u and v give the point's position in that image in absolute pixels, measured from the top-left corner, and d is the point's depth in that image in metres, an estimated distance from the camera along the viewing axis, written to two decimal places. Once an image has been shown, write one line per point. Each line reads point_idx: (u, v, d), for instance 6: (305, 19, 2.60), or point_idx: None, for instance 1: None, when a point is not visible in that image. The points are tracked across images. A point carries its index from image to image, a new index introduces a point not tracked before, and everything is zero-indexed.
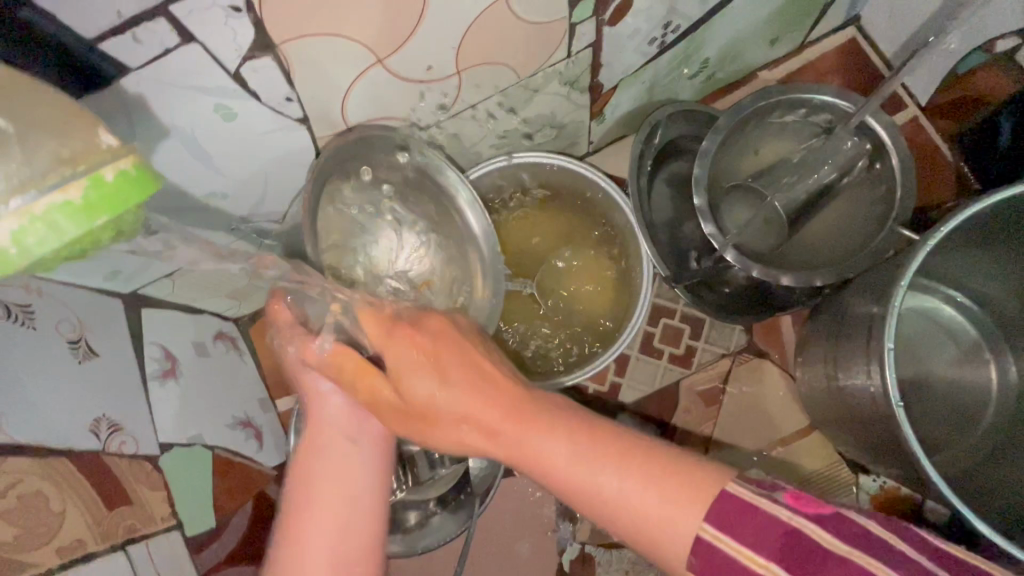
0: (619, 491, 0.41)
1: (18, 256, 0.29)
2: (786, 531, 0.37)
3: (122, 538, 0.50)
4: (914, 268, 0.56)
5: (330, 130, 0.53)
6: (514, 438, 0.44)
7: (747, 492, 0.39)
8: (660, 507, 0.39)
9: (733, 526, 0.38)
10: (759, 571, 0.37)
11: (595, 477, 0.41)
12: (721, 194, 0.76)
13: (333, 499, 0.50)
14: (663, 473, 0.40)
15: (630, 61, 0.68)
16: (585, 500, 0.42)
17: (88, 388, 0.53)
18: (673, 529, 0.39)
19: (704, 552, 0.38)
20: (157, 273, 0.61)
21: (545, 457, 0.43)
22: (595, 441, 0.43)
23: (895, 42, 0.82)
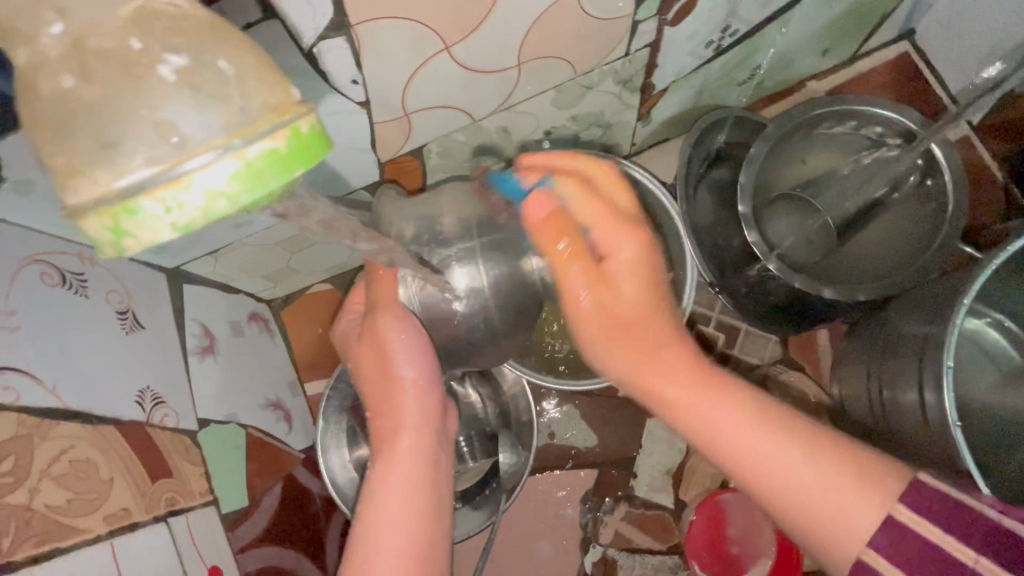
0: (796, 467, 0.43)
1: (231, 205, 0.28)
2: (980, 522, 0.38)
3: (163, 510, 0.50)
4: (977, 288, 0.55)
5: (388, 116, 0.53)
6: (697, 401, 0.47)
7: (942, 484, 0.40)
8: (840, 488, 0.42)
9: (936, 514, 0.39)
10: (944, 552, 0.38)
11: (762, 443, 0.44)
12: (765, 203, 0.75)
13: (400, 484, 0.52)
14: (836, 454, 0.43)
15: (684, 63, 0.67)
16: (754, 463, 0.45)
17: (135, 360, 0.54)
18: (856, 517, 0.41)
19: (891, 533, 0.40)
20: (202, 249, 0.62)
21: (716, 424, 0.46)
22: (766, 410, 0.46)
23: (950, 58, 0.81)
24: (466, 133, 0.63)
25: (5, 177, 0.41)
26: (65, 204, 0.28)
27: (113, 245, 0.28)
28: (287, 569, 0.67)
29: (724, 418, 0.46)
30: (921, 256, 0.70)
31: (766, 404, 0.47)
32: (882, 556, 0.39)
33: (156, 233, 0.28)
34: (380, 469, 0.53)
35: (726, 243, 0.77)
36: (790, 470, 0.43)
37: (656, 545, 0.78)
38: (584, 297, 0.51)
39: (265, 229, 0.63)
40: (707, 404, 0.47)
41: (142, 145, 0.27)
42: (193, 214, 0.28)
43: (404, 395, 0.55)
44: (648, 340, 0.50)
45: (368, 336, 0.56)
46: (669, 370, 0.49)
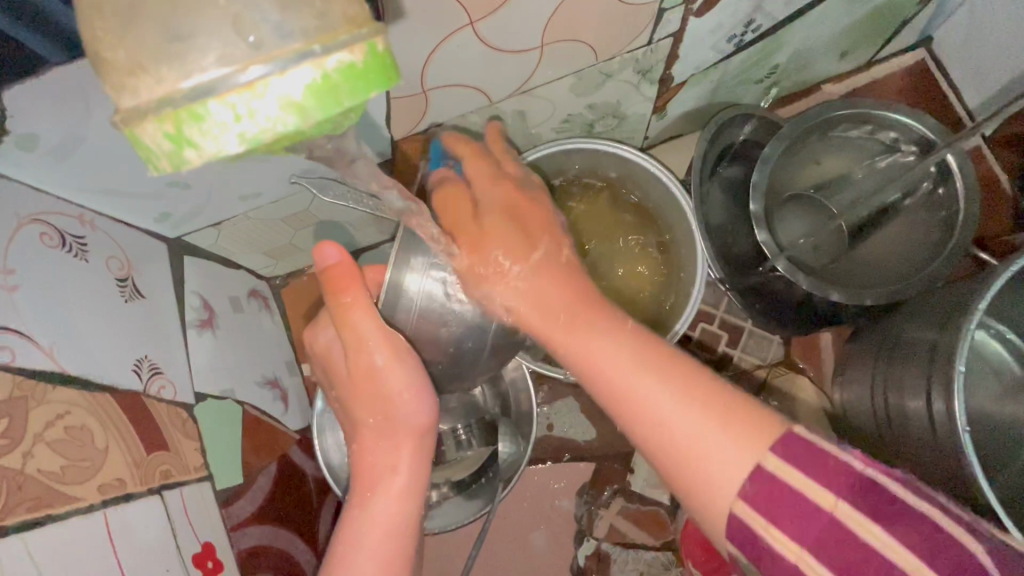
0: (686, 420, 0.39)
1: (305, 117, 0.27)
2: (859, 475, 0.35)
3: (158, 483, 0.49)
4: (991, 295, 0.54)
5: (405, 92, 0.52)
6: (565, 330, 0.46)
7: (815, 436, 0.37)
8: (713, 440, 0.38)
9: (802, 464, 0.36)
10: (822, 510, 0.35)
11: (637, 385, 0.42)
12: (776, 204, 0.75)
13: (383, 513, 0.51)
14: (730, 412, 0.39)
15: (704, 57, 0.66)
16: (627, 409, 0.42)
17: (133, 329, 0.52)
18: (723, 474, 0.38)
19: (755, 485, 0.36)
20: (206, 221, 0.60)
21: (605, 365, 0.43)
22: (646, 348, 0.43)
23: (967, 68, 0.81)
24: (482, 115, 0.62)
25: (9, 130, 0.39)
26: (122, 109, 0.27)
27: (171, 157, 0.28)
28: (281, 549, 0.66)
29: (624, 361, 0.43)
30: (930, 263, 0.70)
31: (642, 341, 0.44)
32: (798, 489, 0.35)
33: (221, 145, 0.27)
34: (363, 494, 0.52)
35: (736, 242, 0.76)
36: (667, 407, 0.40)
37: (651, 541, 0.78)
38: (508, 262, 0.48)
39: (271, 203, 0.62)
40: (614, 349, 0.43)
41: (217, 41, 0.26)
42: (265, 123, 0.27)
43: (399, 422, 0.53)
44: (548, 239, 0.50)
45: (357, 369, 0.52)
46: (554, 283, 0.47)
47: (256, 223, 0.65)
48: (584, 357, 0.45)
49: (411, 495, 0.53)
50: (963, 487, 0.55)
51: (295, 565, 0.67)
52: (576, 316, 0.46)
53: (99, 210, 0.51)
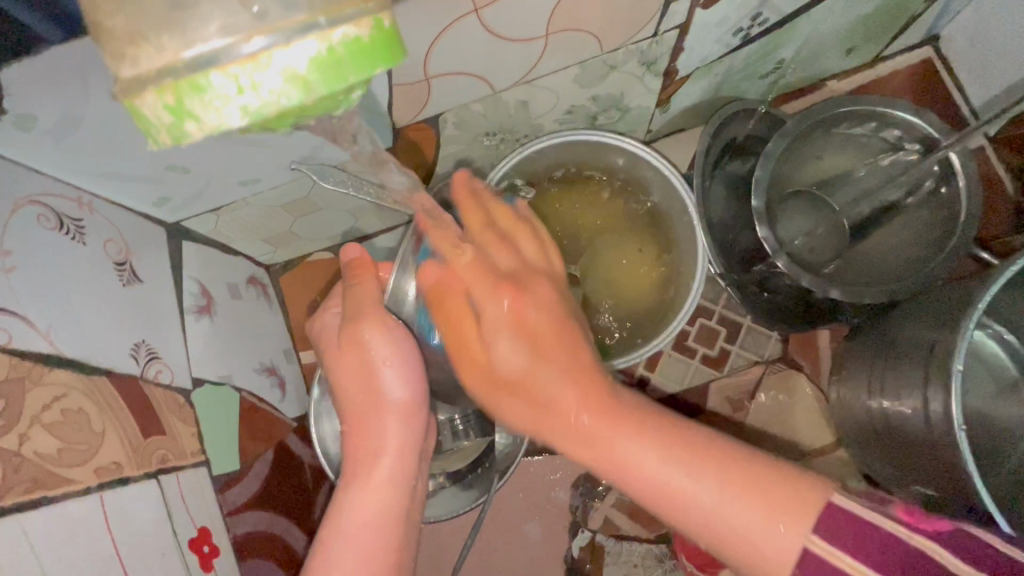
0: (728, 509, 0.39)
1: (307, 90, 0.28)
2: (898, 555, 0.38)
3: (155, 467, 0.49)
4: (990, 295, 0.54)
5: (407, 79, 0.51)
6: (584, 410, 0.44)
7: (856, 506, 0.39)
8: (759, 525, 0.39)
9: (845, 538, 0.38)
10: (886, 571, 0.37)
11: (669, 478, 0.41)
12: (778, 199, 0.74)
13: (374, 502, 0.50)
14: (747, 480, 0.40)
15: (710, 50, 0.66)
16: (663, 505, 0.41)
17: (130, 313, 0.52)
18: (766, 549, 0.39)
19: (809, 568, 0.38)
20: (205, 206, 0.60)
21: (638, 462, 0.42)
22: (663, 431, 0.42)
23: (972, 67, 0.80)
24: (485, 104, 0.61)
25: (7, 109, 0.39)
26: (125, 81, 0.27)
27: (172, 130, 0.28)
28: (276, 535, 0.66)
29: (646, 453, 0.41)
30: (930, 262, 0.70)
31: (659, 425, 0.43)
32: (833, 554, 0.38)
33: (223, 119, 0.28)
34: (349, 480, 0.51)
35: (736, 239, 0.76)
36: (701, 492, 0.40)
37: (644, 534, 0.78)
38: (502, 346, 0.45)
39: (270, 189, 0.61)
40: (632, 443, 0.42)
41: (221, 12, 0.27)
42: (268, 97, 0.27)
43: (387, 405, 0.52)
44: (558, 335, 0.46)
45: (351, 350, 0.53)
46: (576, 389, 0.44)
47: (255, 209, 0.64)
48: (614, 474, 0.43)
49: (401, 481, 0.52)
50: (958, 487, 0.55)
51: (290, 551, 0.67)
52: (602, 431, 0.42)
53: (97, 192, 0.51)
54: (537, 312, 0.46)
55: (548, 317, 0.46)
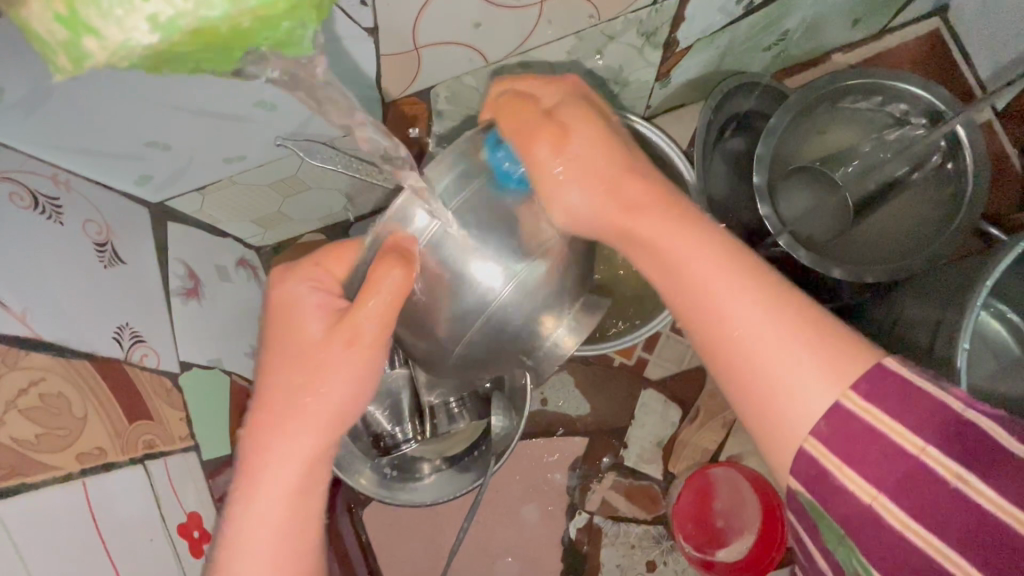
0: (767, 349, 0.36)
1: (230, 0, 0.24)
2: (955, 422, 0.34)
3: (141, 452, 0.48)
4: (998, 274, 0.53)
5: (396, 50, 0.49)
6: (659, 240, 0.41)
7: (908, 373, 0.35)
8: (800, 381, 0.35)
9: (889, 403, 0.34)
10: (910, 455, 0.34)
11: (734, 307, 0.38)
12: (780, 176, 0.72)
13: (274, 506, 0.43)
14: (815, 341, 0.36)
15: (712, 19, 0.63)
16: (716, 341, 0.39)
17: (113, 296, 0.51)
18: (797, 409, 0.36)
19: (834, 425, 0.35)
20: (190, 185, 0.58)
21: (695, 274, 0.40)
22: (744, 270, 0.39)
23: (982, 37, 0.78)
24: (478, 77, 0.58)
25: None
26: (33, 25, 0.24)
27: (72, 50, 0.24)
28: None
29: (707, 279, 0.39)
30: (935, 239, 0.68)
31: (767, 282, 0.39)
32: (892, 426, 0.34)
33: (130, 33, 0.24)
34: (260, 461, 0.44)
35: (738, 219, 0.74)
36: (766, 348, 0.36)
37: (641, 515, 0.78)
38: (577, 198, 0.42)
39: (257, 167, 0.59)
40: (700, 260, 0.40)
41: None
42: (184, 5, 0.24)
43: (319, 403, 0.44)
44: (617, 196, 0.42)
45: (314, 351, 0.44)
46: (696, 252, 0.40)
47: (242, 188, 0.62)
48: (680, 292, 0.41)
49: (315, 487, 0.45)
50: None
51: None
52: (665, 246, 0.41)
53: (73, 169, 0.49)
54: (646, 193, 0.42)
55: (677, 211, 0.42)
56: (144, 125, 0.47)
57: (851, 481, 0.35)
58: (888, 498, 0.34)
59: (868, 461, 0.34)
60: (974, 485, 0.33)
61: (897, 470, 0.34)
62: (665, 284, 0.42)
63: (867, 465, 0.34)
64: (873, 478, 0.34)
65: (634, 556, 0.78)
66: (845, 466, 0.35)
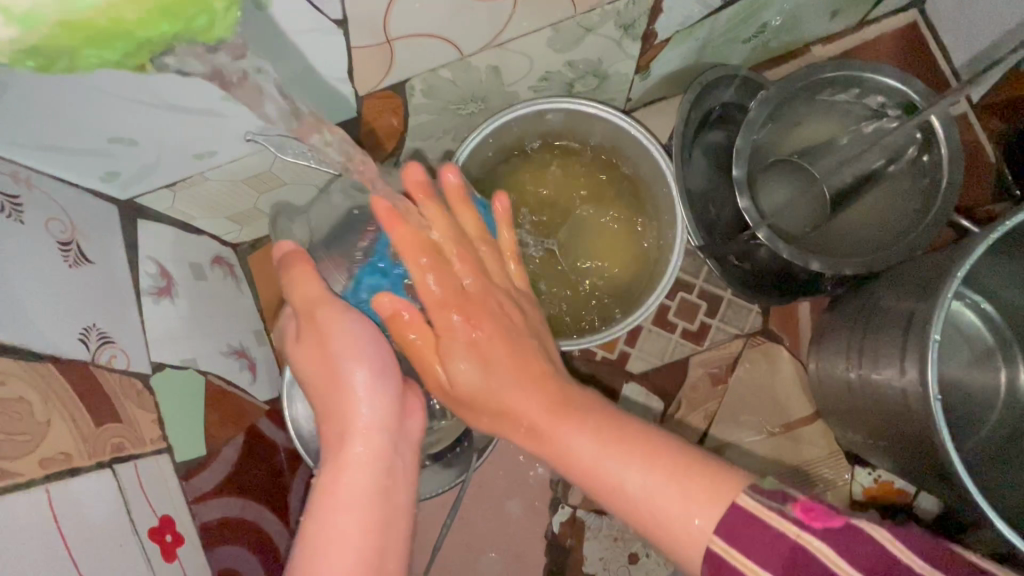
0: (630, 480, 0.39)
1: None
2: (792, 547, 0.36)
3: (109, 456, 0.47)
4: (969, 264, 0.53)
5: (367, 42, 0.47)
6: (536, 419, 0.43)
7: (755, 502, 0.37)
8: (667, 507, 0.38)
9: (741, 542, 0.36)
10: (786, 538, 0.36)
11: (603, 461, 0.40)
12: (760, 169, 0.72)
13: (356, 485, 0.45)
14: (682, 469, 0.38)
15: (690, 11, 0.63)
16: (602, 492, 0.40)
17: (79, 297, 0.49)
18: (687, 534, 0.37)
19: (711, 560, 0.37)
20: (159, 181, 0.56)
21: (573, 457, 0.41)
22: (601, 414, 0.42)
23: (957, 30, 0.78)
24: (453, 70, 0.57)
25: None
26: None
27: None
28: (249, 520, 0.64)
29: (579, 437, 0.41)
30: (911, 232, 0.69)
31: (610, 418, 0.42)
32: (745, 565, 0.36)
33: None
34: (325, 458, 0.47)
35: (717, 212, 0.74)
36: (634, 482, 0.39)
37: None
38: (464, 369, 0.44)
39: (229, 162, 0.58)
40: (574, 435, 0.41)
41: None
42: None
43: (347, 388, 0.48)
44: (536, 407, 0.43)
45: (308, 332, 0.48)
46: (569, 424, 0.42)
47: (214, 184, 0.61)
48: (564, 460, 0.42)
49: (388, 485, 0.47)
50: (933, 455, 0.55)
51: (263, 536, 0.66)
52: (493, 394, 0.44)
53: (35, 166, 0.48)
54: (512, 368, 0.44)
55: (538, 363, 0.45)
56: (105, 121, 0.45)
57: (741, 566, 0.36)
58: None
59: (754, 547, 0.36)
60: (834, 557, 0.35)
61: (780, 552, 0.36)
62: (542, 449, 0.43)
63: (757, 550, 0.36)
64: (765, 564, 0.36)
65: (617, 549, 0.78)
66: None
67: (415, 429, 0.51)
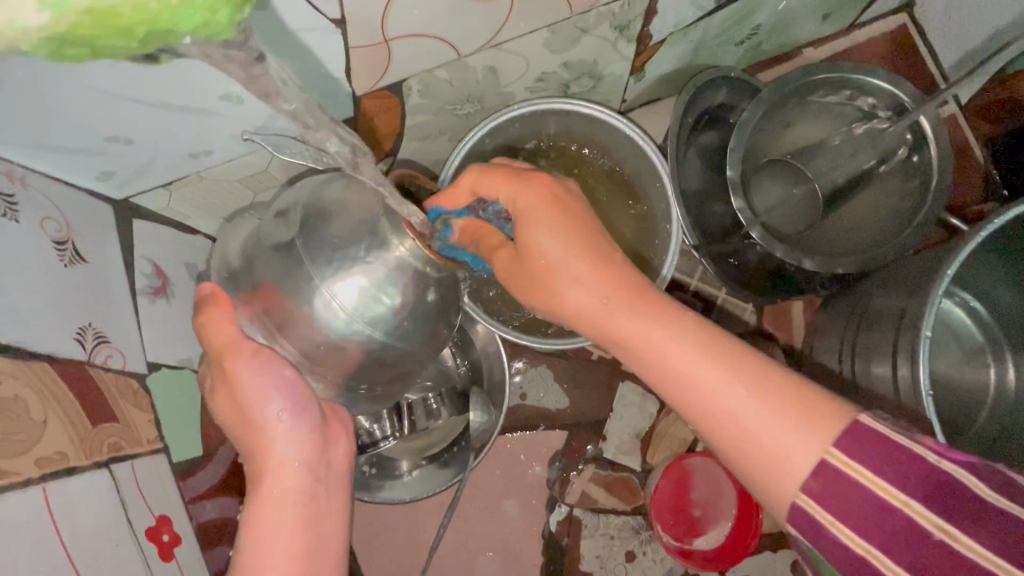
0: (740, 402, 0.38)
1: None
2: (894, 521, 0.35)
3: (106, 456, 0.47)
4: (959, 262, 0.54)
5: (365, 42, 0.48)
6: (645, 340, 0.42)
7: (882, 428, 0.36)
8: (776, 425, 0.37)
9: (840, 502, 0.36)
10: (895, 509, 0.35)
11: (706, 374, 0.39)
12: (753, 168, 0.73)
13: (278, 536, 0.46)
14: (793, 403, 0.38)
15: (684, 13, 0.63)
16: (702, 414, 0.40)
17: (74, 296, 0.49)
18: (792, 465, 0.37)
19: (824, 483, 0.36)
20: (155, 181, 0.56)
21: (685, 370, 0.40)
22: (700, 334, 0.41)
23: (945, 33, 0.80)
24: (450, 70, 0.58)
25: None
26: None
27: None
28: None
29: (679, 349, 0.40)
30: (901, 231, 0.70)
31: (719, 341, 0.40)
32: (841, 529, 0.36)
33: (15, 13, 0.22)
34: (253, 506, 0.47)
35: (711, 212, 0.75)
36: (739, 406, 0.38)
37: (620, 506, 0.79)
38: (571, 292, 0.44)
39: (225, 162, 0.58)
40: (678, 350, 0.40)
41: None
42: None
43: (271, 442, 0.48)
44: (648, 329, 0.41)
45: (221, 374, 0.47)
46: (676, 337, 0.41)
47: (210, 184, 0.61)
48: (668, 381, 0.41)
49: (311, 513, 0.48)
50: None
51: None
52: (610, 318, 0.43)
53: (30, 165, 0.47)
54: (607, 285, 0.43)
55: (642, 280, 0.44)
56: (102, 119, 0.45)
57: (844, 536, 0.36)
58: (878, 551, 0.35)
59: (851, 512, 0.35)
60: (955, 534, 0.34)
61: (885, 524, 0.35)
62: (642, 367, 0.42)
63: (852, 516, 0.35)
64: (864, 532, 0.35)
65: (613, 547, 0.78)
66: (840, 521, 0.36)
67: (340, 458, 0.51)
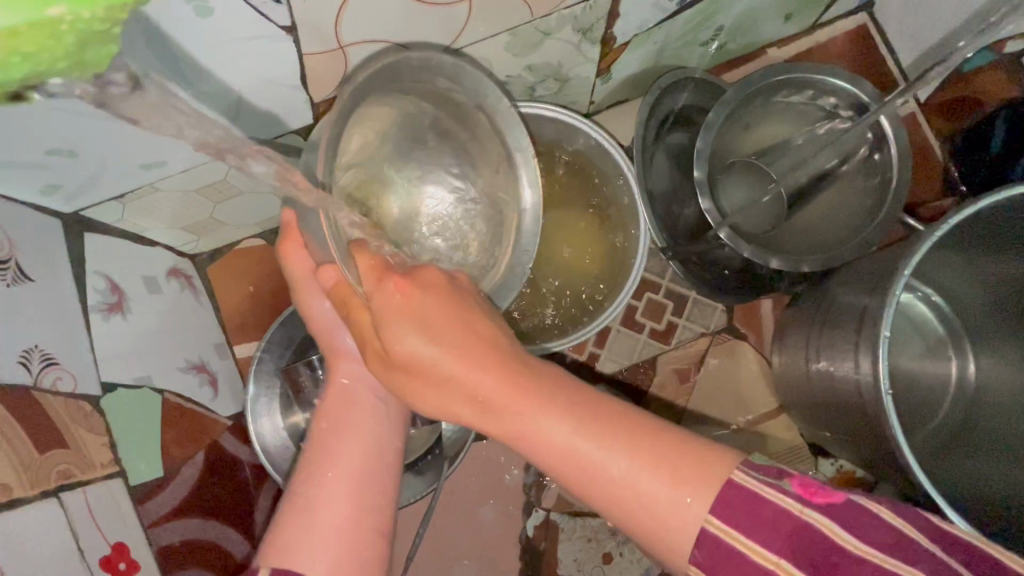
0: (619, 468, 0.37)
1: None
2: (795, 525, 0.36)
3: (54, 484, 0.46)
4: (914, 261, 0.55)
5: (318, 48, 0.46)
6: (512, 414, 0.39)
7: (756, 481, 0.36)
8: (652, 485, 0.37)
9: (742, 525, 0.36)
10: (794, 516, 0.36)
11: (579, 443, 0.38)
12: (719, 169, 0.74)
13: (346, 469, 0.45)
14: (675, 452, 0.37)
15: (647, 15, 0.63)
16: (581, 478, 0.38)
17: (20, 316, 0.47)
18: (676, 521, 0.36)
19: (707, 551, 0.36)
20: (106, 194, 0.54)
21: (542, 439, 0.39)
22: (578, 404, 0.39)
23: (903, 32, 0.81)
24: None
25: None
26: None
27: None
28: (209, 542, 0.62)
29: (557, 429, 0.38)
30: (863, 229, 0.71)
31: (586, 401, 0.39)
32: (750, 547, 0.36)
33: None
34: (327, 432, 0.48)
35: (680, 212, 0.75)
36: (614, 466, 0.37)
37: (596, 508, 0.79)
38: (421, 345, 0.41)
39: (180, 172, 0.56)
40: (550, 422, 0.39)
41: None
42: None
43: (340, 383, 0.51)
44: (538, 399, 0.39)
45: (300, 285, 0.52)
46: (546, 413, 0.39)
47: (165, 195, 0.58)
48: (536, 453, 0.39)
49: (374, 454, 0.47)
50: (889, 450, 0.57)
51: (227, 558, 0.64)
52: (470, 386, 0.40)
53: None
54: (463, 349, 0.41)
55: None
56: (40, 134, 0.43)
57: (742, 546, 0.36)
58: (785, 559, 0.36)
59: (760, 533, 0.36)
60: (845, 536, 0.35)
61: (780, 535, 0.36)
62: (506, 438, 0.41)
63: (761, 535, 0.36)
64: (772, 545, 0.36)
65: (591, 550, 0.79)
66: (738, 535, 0.36)
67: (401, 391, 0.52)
